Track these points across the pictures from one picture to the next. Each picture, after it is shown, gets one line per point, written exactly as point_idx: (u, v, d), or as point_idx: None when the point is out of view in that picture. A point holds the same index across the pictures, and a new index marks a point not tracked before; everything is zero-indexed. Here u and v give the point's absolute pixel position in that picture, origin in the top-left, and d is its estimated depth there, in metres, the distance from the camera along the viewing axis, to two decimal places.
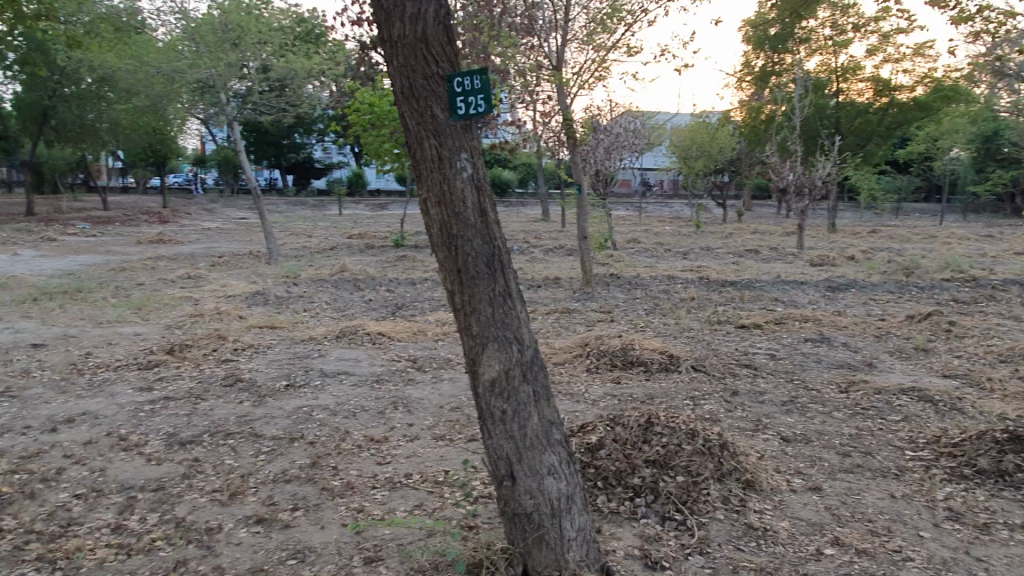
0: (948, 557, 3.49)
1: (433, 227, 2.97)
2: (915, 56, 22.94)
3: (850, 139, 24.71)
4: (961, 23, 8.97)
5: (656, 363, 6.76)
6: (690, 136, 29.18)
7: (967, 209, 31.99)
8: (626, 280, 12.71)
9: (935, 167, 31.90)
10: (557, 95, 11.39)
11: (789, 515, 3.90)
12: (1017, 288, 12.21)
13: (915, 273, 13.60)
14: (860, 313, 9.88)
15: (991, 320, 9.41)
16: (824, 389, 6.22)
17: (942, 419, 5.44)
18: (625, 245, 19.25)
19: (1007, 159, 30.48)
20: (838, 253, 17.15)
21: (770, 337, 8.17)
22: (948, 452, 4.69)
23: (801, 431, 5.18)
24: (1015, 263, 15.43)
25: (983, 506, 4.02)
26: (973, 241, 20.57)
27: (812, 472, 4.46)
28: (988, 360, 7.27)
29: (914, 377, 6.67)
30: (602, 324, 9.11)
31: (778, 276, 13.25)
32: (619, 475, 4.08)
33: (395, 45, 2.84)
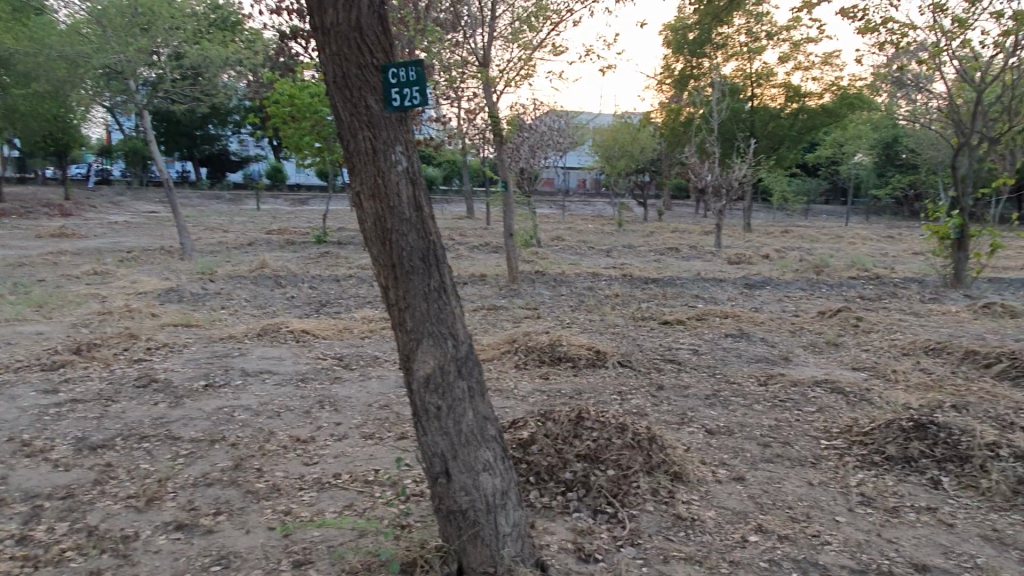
0: (862, 540, 3.66)
1: (366, 221, 2.90)
2: (823, 65, 24.12)
3: (764, 142, 25.67)
4: (866, 32, 9.50)
5: (584, 359, 6.83)
6: (612, 135, 29.71)
7: (870, 211, 33.80)
8: (552, 278, 12.79)
9: (841, 171, 33.57)
10: (484, 92, 11.36)
11: (715, 505, 4.02)
12: (916, 286, 12.98)
13: (825, 271, 14.26)
14: (775, 310, 10.28)
15: (894, 316, 9.95)
16: (745, 382, 6.45)
17: (853, 410, 5.72)
18: (550, 243, 19.38)
19: (906, 164, 32.36)
20: (753, 252, 17.79)
21: (692, 333, 8.39)
22: (860, 440, 4.93)
23: (724, 423, 5.35)
24: (914, 262, 16.42)
25: (892, 490, 4.25)
26: (876, 242, 21.73)
27: (735, 463, 4.61)
28: (892, 353, 7.70)
29: (826, 370, 6.99)
30: (529, 321, 9.14)
31: (698, 274, 13.62)
32: (551, 471, 4.11)
33: (327, 33, 2.76)
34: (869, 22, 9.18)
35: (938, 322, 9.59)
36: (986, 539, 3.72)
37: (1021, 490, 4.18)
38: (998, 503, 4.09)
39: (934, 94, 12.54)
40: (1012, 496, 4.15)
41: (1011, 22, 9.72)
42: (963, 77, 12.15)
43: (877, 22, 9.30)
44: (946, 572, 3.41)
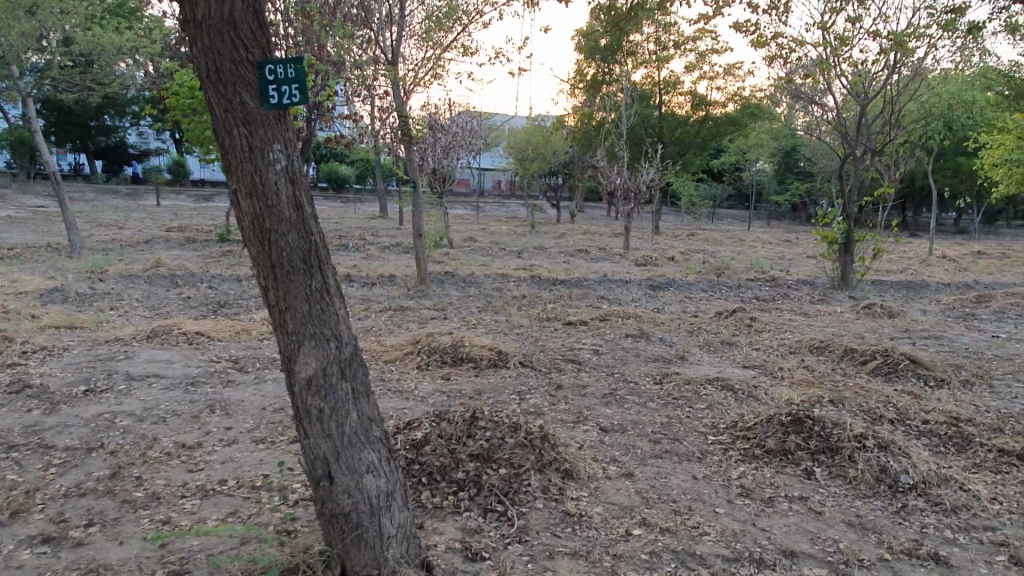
0: (738, 530, 3.85)
1: (244, 219, 2.84)
2: (726, 75, 25.16)
3: (672, 148, 26.50)
4: (759, 45, 9.98)
5: (486, 359, 6.88)
6: (525, 138, 30.00)
7: (770, 217, 35.43)
8: (461, 278, 12.82)
9: (744, 177, 35.07)
10: (392, 91, 11.25)
11: (603, 500, 4.13)
12: (806, 287, 13.74)
13: (725, 274, 14.89)
14: (676, 310, 10.65)
15: (786, 316, 10.47)
16: (641, 381, 6.65)
17: (740, 405, 6.00)
18: (462, 244, 19.42)
19: (803, 172, 34.09)
20: (659, 255, 18.36)
21: (594, 333, 8.59)
22: (743, 435, 5.18)
23: (617, 421, 5.50)
24: (806, 265, 17.34)
25: (770, 482, 4.47)
26: (773, 245, 22.84)
27: (626, 459, 4.75)
28: (780, 351, 8.11)
29: (718, 368, 7.30)
30: (435, 322, 9.12)
31: (605, 275, 13.93)
32: (443, 471, 4.13)
33: (199, 26, 2.67)
34: (763, 37, 9.65)
35: (824, 321, 10.15)
36: (850, 524, 3.97)
37: (883, 477, 4.49)
38: (862, 491, 4.38)
39: (825, 107, 13.27)
40: (876, 483, 4.44)
41: (888, 42, 10.42)
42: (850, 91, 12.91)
43: (768, 37, 9.77)
44: (811, 556, 3.62)
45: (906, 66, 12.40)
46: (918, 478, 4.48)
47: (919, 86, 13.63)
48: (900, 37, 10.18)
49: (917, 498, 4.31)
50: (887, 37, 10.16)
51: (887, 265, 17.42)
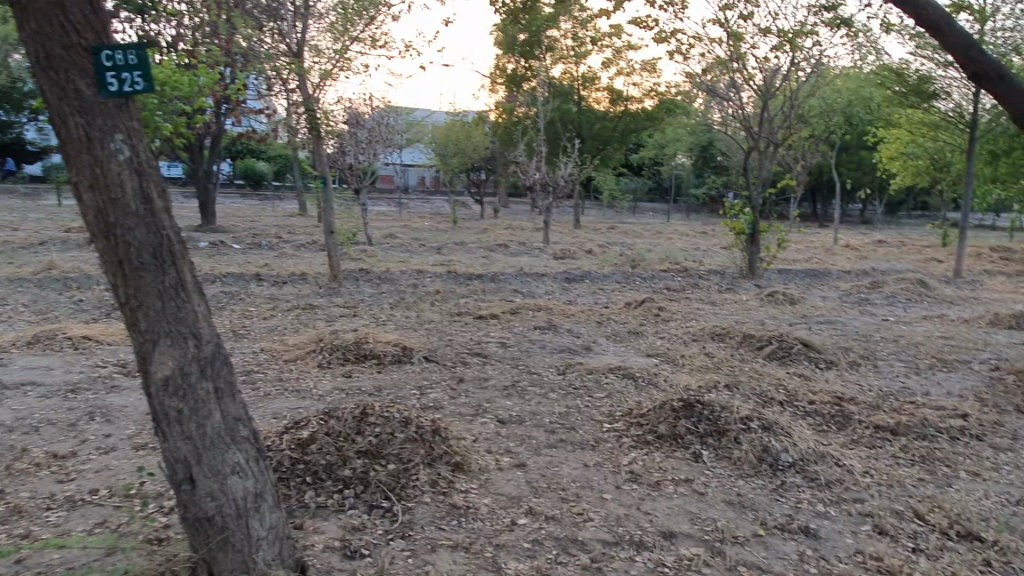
0: (622, 515, 3.91)
1: (87, 214, 2.70)
2: (642, 70, 25.67)
3: (591, 142, 26.83)
4: (661, 40, 10.19)
5: (389, 355, 6.80)
6: (446, 133, 29.84)
7: (689, 210, 36.34)
8: (375, 275, 12.65)
9: (664, 171, 35.88)
10: (298, 84, 10.96)
11: (492, 491, 4.14)
12: (716, 277, 14.14)
13: (639, 265, 15.20)
14: (588, 301, 10.81)
15: (693, 305, 10.73)
16: (544, 372, 6.69)
17: (639, 393, 6.13)
18: (382, 240, 19.15)
19: (718, 166, 35.12)
20: (578, 248, 18.56)
21: (504, 326, 8.62)
22: (637, 422, 5.27)
23: (516, 413, 5.52)
24: (719, 256, 17.88)
25: (658, 466, 4.57)
26: (690, 237, 23.41)
27: (520, 450, 4.77)
28: (685, 339, 8.33)
29: (622, 357, 7.44)
30: (343, 319, 8.97)
31: (522, 269, 14.00)
32: (329, 469, 4.05)
33: (24, 9, 2.53)
34: (662, 32, 9.87)
35: (729, 309, 10.45)
36: (730, 504, 4.09)
37: (765, 457, 4.64)
38: (745, 471, 4.52)
39: (732, 103, 13.69)
40: (758, 463, 4.59)
41: (782, 39, 10.82)
42: (755, 85, 13.36)
43: (669, 32, 10.02)
44: (690, 536, 3.72)
45: (805, 62, 12.89)
46: (797, 456, 4.66)
47: (819, 84, 14.22)
48: (793, 35, 10.61)
49: (795, 475, 4.48)
50: (778, 34, 10.58)
51: (793, 254, 18.11)
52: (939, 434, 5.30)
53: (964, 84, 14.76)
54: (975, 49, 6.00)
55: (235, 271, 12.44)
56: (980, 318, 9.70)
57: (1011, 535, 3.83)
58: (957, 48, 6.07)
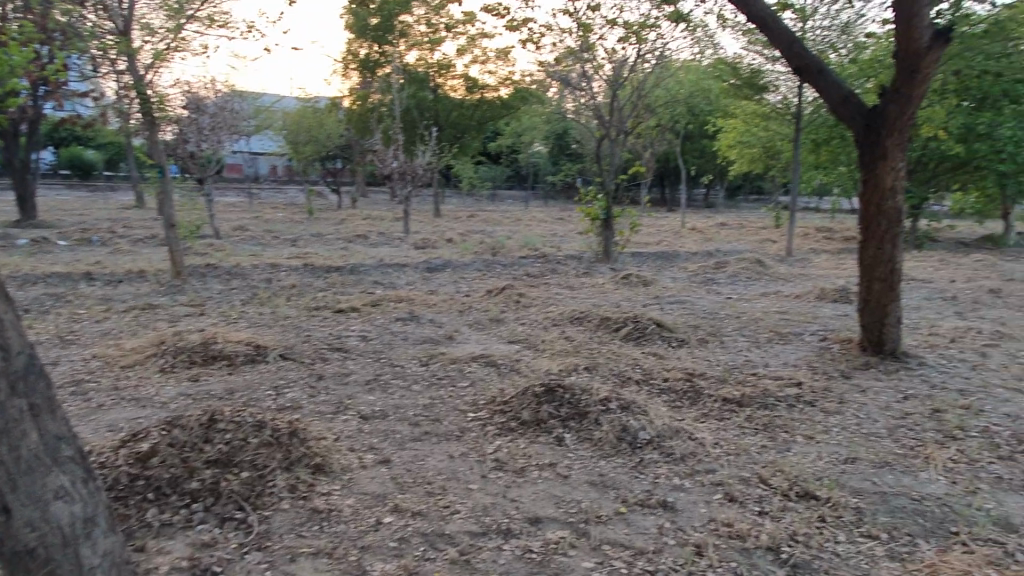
0: (489, 504, 3.89)
1: None
2: (496, 58, 25.82)
3: (449, 130, 26.70)
4: (513, 28, 10.26)
5: (240, 355, 6.42)
6: (297, 120, 28.63)
7: (547, 196, 37.13)
8: (224, 270, 11.92)
9: (521, 159, 36.43)
10: (128, 64, 10.06)
11: (355, 492, 3.98)
12: (574, 261, 14.53)
13: (499, 252, 15.33)
14: (449, 291, 10.74)
15: (552, 290, 10.94)
16: (406, 363, 6.57)
17: (502, 379, 6.16)
18: (230, 232, 18.10)
19: (573, 154, 36.12)
20: (438, 237, 18.45)
21: (364, 319, 8.39)
22: (501, 409, 5.29)
23: (379, 407, 5.37)
24: (575, 241, 18.41)
25: (523, 453, 4.60)
26: (547, 223, 23.93)
27: (383, 446, 4.65)
28: (545, 324, 8.48)
29: (484, 345, 7.45)
30: (188, 319, 8.37)
31: (382, 259, 13.70)
32: (174, 483, 3.75)
33: None
34: (513, 21, 9.95)
35: (586, 293, 10.74)
36: (593, 484, 4.19)
37: (624, 436, 4.79)
38: (606, 451, 4.65)
39: (583, 93, 14.07)
40: (617, 442, 4.73)
41: (627, 31, 11.22)
42: (604, 76, 13.84)
43: (520, 20, 10.12)
44: (555, 519, 3.77)
45: (649, 54, 13.47)
46: (654, 433, 4.84)
47: (662, 76, 14.92)
48: (637, 27, 11.04)
49: (652, 451, 4.66)
50: (624, 26, 10.97)
51: (644, 238, 18.98)
52: (778, 403, 5.71)
53: (789, 78, 15.99)
54: (796, 44, 6.53)
55: (61, 271, 11.27)
56: (809, 293, 10.60)
57: (842, 492, 4.18)
58: (781, 44, 6.60)
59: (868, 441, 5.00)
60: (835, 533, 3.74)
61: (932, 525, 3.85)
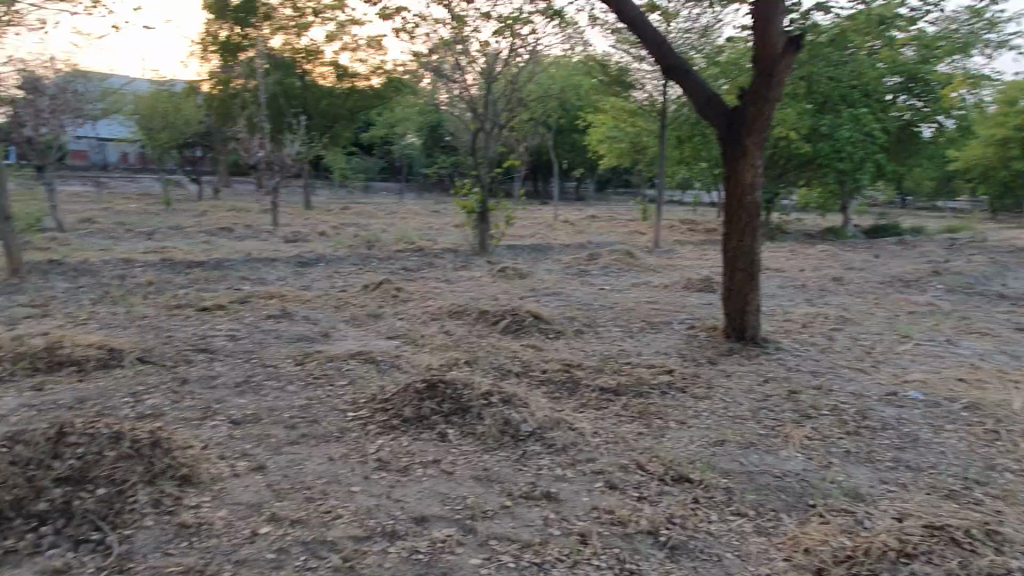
0: (372, 507, 3.79)
1: None
2: (367, 47, 25.22)
3: (318, 119, 25.84)
4: (386, 17, 10.05)
5: (92, 360, 5.90)
6: (150, 104, 26.70)
7: (422, 189, 36.84)
8: (70, 266, 10.91)
9: (394, 151, 35.87)
10: None
11: (227, 502, 3.76)
12: (451, 254, 14.48)
13: (374, 246, 15.02)
14: (323, 286, 10.39)
15: (430, 284, 10.84)
16: (279, 364, 6.28)
17: (382, 377, 6.01)
18: (76, 226, 16.61)
19: (447, 146, 36.00)
20: (310, 229, 17.82)
21: (231, 318, 7.95)
22: (381, 407, 5.16)
23: (252, 411, 5.10)
24: (451, 234, 18.35)
25: (406, 451, 4.51)
26: (423, 216, 23.71)
27: (257, 452, 4.41)
28: (424, 318, 8.37)
29: (362, 341, 7.25)
30: (28, 321, 7.60)
31: (249, 254, 13.04)
32: (18, 506, 3.39)
33: None
34: (386, 9, 9.74)
35: (463, 287, 10.72)
36: (477, 479, 4.18)
37: (507, 429, 4.82)
38: (489, 445, 4.65)
39: (457, 85, 14.03)
40: (500, 436, 4.75)
41: (502, 26, 11.29)
42: (479, 68, 13.85)
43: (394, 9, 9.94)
44: (442, 518, 3.72)
45: (523, 49, 13.62)
46: (535, 425, 4.90)
47: (535, 71, 15.15)
48: (511, 21, 11.12)
49: (534, 443, 4.71)
50: (498, 20, 11.03)
51: (520, 231, 19.22)
52: (652, 391, 5.94)
53: (654, 77, 16.67)
54: (664, 45, 6.79)
55: None
56: (676, 283, 11.11)
57: (713, 473, 4.40)
58: (650, 44, 6.84)
59: (734, 423, 5.29)
60: (708, 514, 3.93)
61: (793, 499, 4.13)
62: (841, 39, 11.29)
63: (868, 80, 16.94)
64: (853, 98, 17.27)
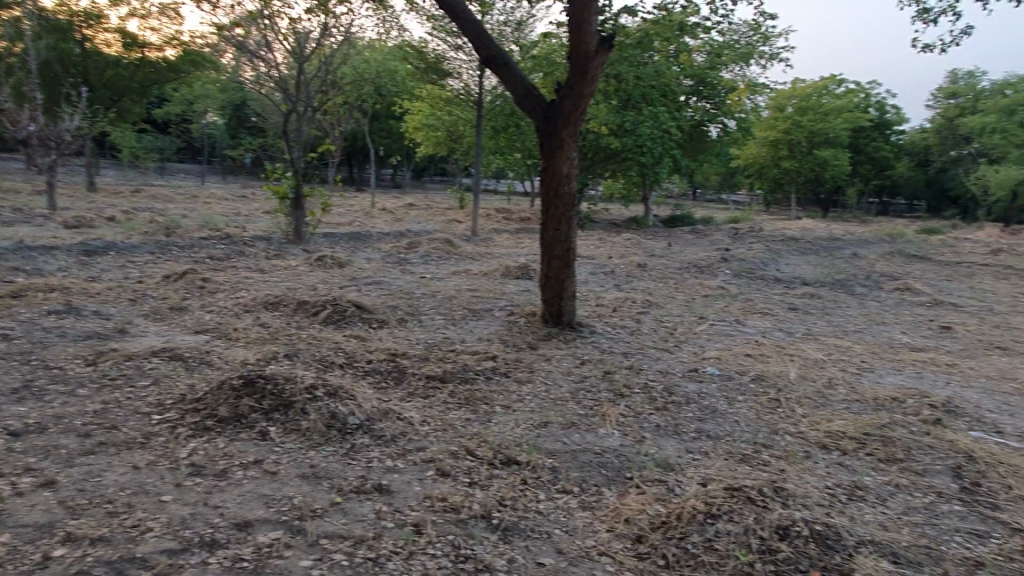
0: (188, 516, 3.50)
1: None
2: (160, 14, 23.03)
3: (102, 91, 23.23)
4: None
5: None
6: None
7: (226, 171, 34.52)
8: None
9: (193, 130, 33.14)
10: None
11: (10, 526, 3.29)
12: (262, 242, 13.71)
13: (174, 233, 13.85)
14: (116, 277, 9.40)
15: (239, 274, 10.18)
16: (66, 365, 5.59)
17: (191, 375, 5.56)
18: None
19: (254, 128, 34.02)
20: (96, 214, 16.03)
21: (2, 315, 6.94)
22: (192, 407, 4.78)
23: (35, 420, 4.50)
24: (261, 220, 17.38)
25: (223, 453, 4.22)
26: (227, 201, 22.24)
27: (45, 466, 3.91)
28: (234, 311, 7.86)
29: (166, 337, 6.66)
30: None
31: (21, 241, 11.47)
32: None
33: None
34: None
35: (278, 276, 10.20)
36: (304, 477, 4.01)
37: (333, 423, 4.66)
38: (315, 440, 4.48)
39: (267, 64, 13.24)
40: (326, 431, 4.59)
41: (315, 3, 10.81)
42: (288, 46, 13.14)
43: None
44: (267, 520, 3.53)
45: (337, 29, 13.15)
46: (363, 417, 4.79)
47: (348, 53, 14.69)
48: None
49: (362, 436, 4.60)
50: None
51: (336, 218, 18.63)
52: (477, 377, 6.04)
53: (470, 66, 16.84)
54: (483, 34, 6.89)
55: None
56: (495, 271, 11.33)
57: (539, 454, 4.57)
58: (470, 33, 6.90)
59: (556, 405, 5.52)
60: (536, 493, 4.08)
61: (612, 473, 4.40)
62: (643, 42, 12.07)
63: (665, 81, 18.30)
64: (652, 96, 18.46)
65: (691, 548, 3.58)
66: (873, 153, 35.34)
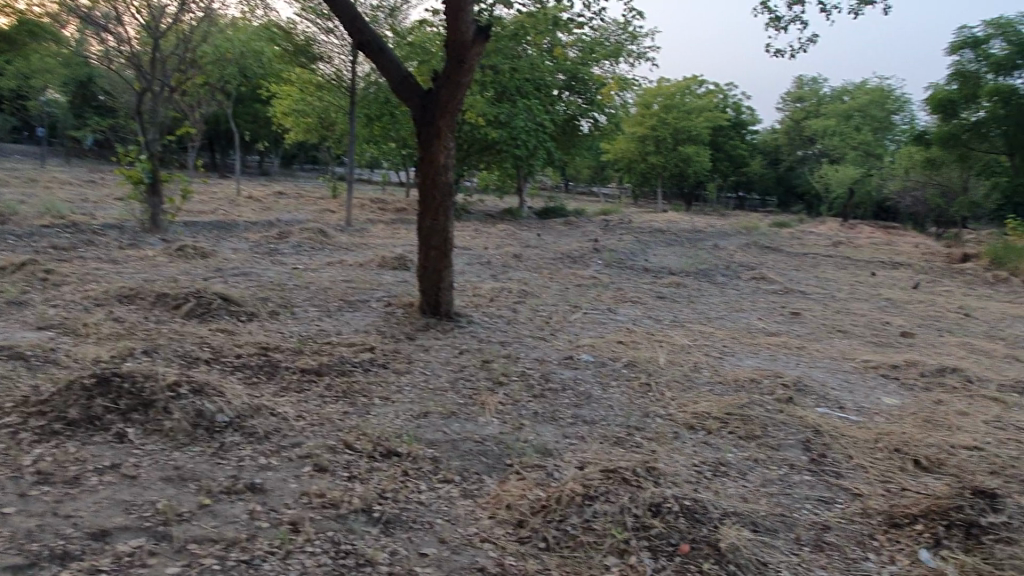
0: (34, 528, 3.19)
1: None
2: None
3: None
4: None
5: None
6: None
7: (70, 154, 31.69)
8: None
9: (29, 108, 30.13)
10: None
11: None
12: (115, 230, 12.70)
13: (10, 220, 12.55)
14: None
15: (87, 265, 9.36)
16: None
17: (34, 375, 5.06)
18: None
19: (102, 108, 31.42)
20: None
21: None
22: (36, 410, 4.35)
23: None
24: (112, 208, 16.10)
25: (73, 458, 3.88)
26: (72, 186, 20.41)
27: None
28: (83, 305, 7.22)
29: (2, 334, 6.02)
30: None
31: None
32: None
33: None
34: None
35: (134, 268, 9.49)
36: (168, 480, 3.76)
37: (199, 421, 4.41)
38: (179, 441, 4.21)
39: (117, 38, 12.22)
40: (192, 430, 4.33)
41: None
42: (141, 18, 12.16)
43: None
44: (128, 528, 3.28)
45: (196, 4, 12.33)
46: (233, 414, 4.56)
47: (209, 31, 13.84)
48: None
49: (233, 434, 4.38)
50: None
51: (197, 206, 17.57)
52: (355, 369, 5.91)
53: (341, 51, 16.35)
54: (358, 20, 6.72)
55: None
56: (370, 262, 11.11)
57: (419, 445, 4.53)
58: (344, 17, 6.72)
59: (436, 395, 5.50)
60: (417, 484, 4.04)
61: (492, 461, 4.44)
62: (518, 34, 12.18)
63: (538, 75, 18.58)
64: (526, 89, 18.69)
65: (570, 529, 3.68)
66: (730, 151, 37.65)
